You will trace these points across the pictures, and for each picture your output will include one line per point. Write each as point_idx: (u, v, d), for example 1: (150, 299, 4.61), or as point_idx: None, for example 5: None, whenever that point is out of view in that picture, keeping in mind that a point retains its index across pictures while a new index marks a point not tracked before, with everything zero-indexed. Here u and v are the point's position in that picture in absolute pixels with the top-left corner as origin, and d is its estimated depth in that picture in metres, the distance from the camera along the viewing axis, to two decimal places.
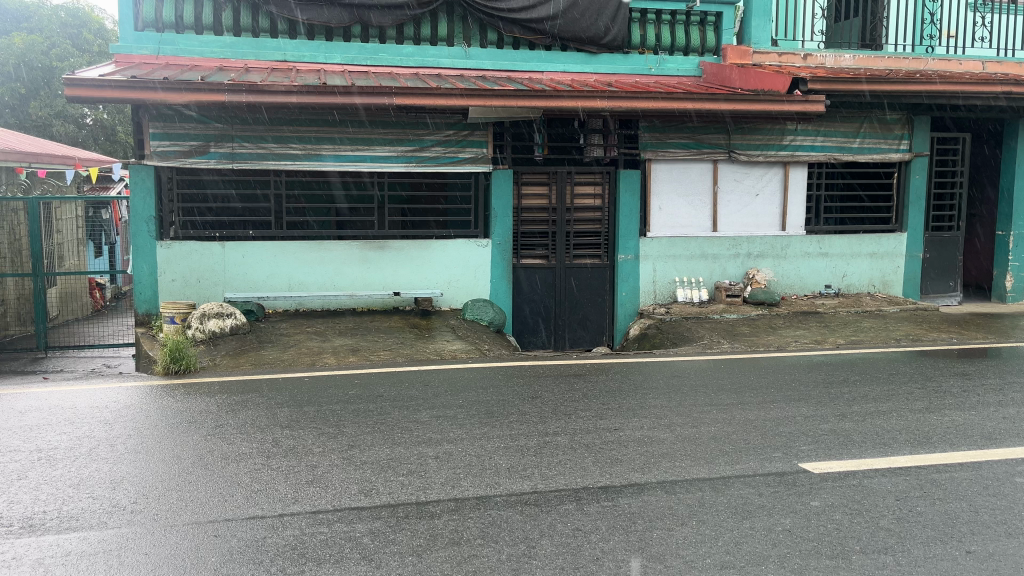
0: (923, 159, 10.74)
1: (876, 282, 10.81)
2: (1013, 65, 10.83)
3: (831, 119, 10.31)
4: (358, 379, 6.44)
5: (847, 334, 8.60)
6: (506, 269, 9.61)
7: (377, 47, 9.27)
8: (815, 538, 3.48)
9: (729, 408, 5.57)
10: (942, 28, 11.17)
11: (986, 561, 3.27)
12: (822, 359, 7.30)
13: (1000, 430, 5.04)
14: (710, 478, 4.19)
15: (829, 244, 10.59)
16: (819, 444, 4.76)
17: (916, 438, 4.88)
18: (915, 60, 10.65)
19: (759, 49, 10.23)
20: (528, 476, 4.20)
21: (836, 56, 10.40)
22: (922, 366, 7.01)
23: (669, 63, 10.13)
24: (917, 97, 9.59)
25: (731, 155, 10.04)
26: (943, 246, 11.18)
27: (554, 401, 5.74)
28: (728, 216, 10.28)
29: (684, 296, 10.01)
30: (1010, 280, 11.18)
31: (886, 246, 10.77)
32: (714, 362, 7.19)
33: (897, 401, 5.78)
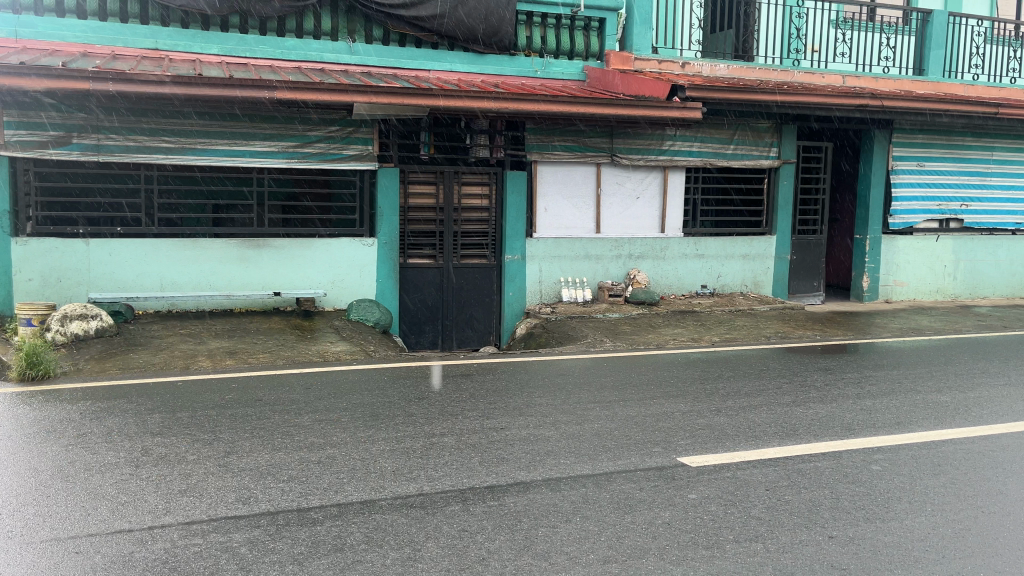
0: (790, 166, 11.34)
1: (748, 282, 11.36)
2: (869, 79, 11.62)
3: (706, 126, 10.71)
4: (237, 382, 6.20)
5: (721, 332, 8.97)
6: (392, 269, 9.49)
7: (257, 39, 8.96)
8: (692, 529, 3.61)
9: (612, 404, 5.71)
10: (807, 43, 11.86)
11: (847, 545, 3.48)
12: (699, 356, 7.59)
13: (859, 421, 5.39)
14: (593, 475, 4.27)
15: (704, 246, 11.04)
16: (697, 438, 4.94)
17: (785, 431, 5.13)
18: (784, 72, 11.25)
19: (640, 56, 10.52)
20: (414, 479, 4.15)
21: (712, 65, 10.89)
22: (788, 362, 7.40)
23: (554, 66, 10.28)
24: (785, 107, 10.14)
25: (614, 159, 10.30)
26: (808, 248, 11.87)
27: (441, 402, 5.70)
28: (610, 218, 10.53)
29: (569, 295, 10.21)
30: (866, 281, 11.97)
31: (757, 248, 11.34)
32: (597, 360, 7.35)
33: (767, 395, 6.08)
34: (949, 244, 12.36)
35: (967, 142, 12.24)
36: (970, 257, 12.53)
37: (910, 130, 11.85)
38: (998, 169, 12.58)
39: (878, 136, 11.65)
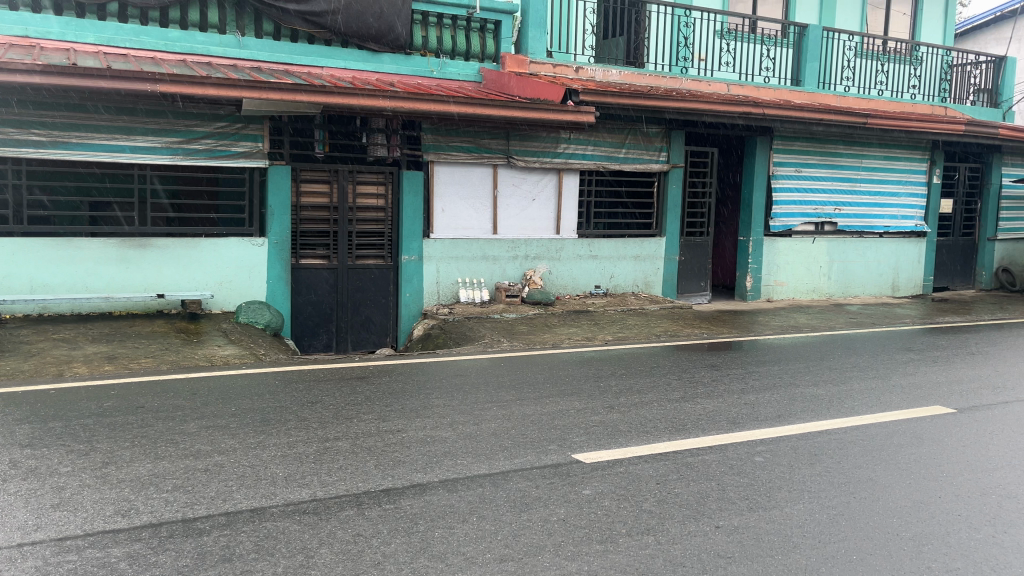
0: (679, 170, 11.70)
1: (640, 282, 11.69)
2: (752, 88, 12.17)
3: (599, 129, 10.94)
4: (117, 389, 5.88)
5: (614, 331, 9.20)
6: (284, 270, 9.25)
7: (138, 29, 8.55)
8: (586, 525, 3.67)
9: (509, 404, 5.75)
10: (694, 52, 12.32)
11: (732, 534, 3.63)
12: (593, 355, 7.75)
13: (743, 415, 5.64)
14: (490, 474, 4.29)
15: (598, 248, 11.28)
16: (591, 435, 5.04)
17: (675, 426, 5.31)
18: (672, 79, 11.62)
19: (535, 59, 10.61)
20: (307, 485, 4.06)
21: (604, 70, 11.12)
22: (678, 359, 7.66)
23: (450, 67, 10.26)
24: (675, 113, 10.48)
25: (510, 160, 10.38)
26: (695, 250, 12.34)
27: (335, 405, 5.60)
28: (507, 219, 10.61)
29: (466, 296, 10.18)
30: (749, 281, 12.52)
31: (648, 249, 11.67)
32: (494, 360, 7.39)
33: (658, 392, 6.27)
34: (824, 245, 13.10)
35: (840, 150, 12.91)
36: (843, 258, 13.32)
37: (789, 137, 12.41)
38: (867, 176, 13.32)
39: (760, 143, 12.18)
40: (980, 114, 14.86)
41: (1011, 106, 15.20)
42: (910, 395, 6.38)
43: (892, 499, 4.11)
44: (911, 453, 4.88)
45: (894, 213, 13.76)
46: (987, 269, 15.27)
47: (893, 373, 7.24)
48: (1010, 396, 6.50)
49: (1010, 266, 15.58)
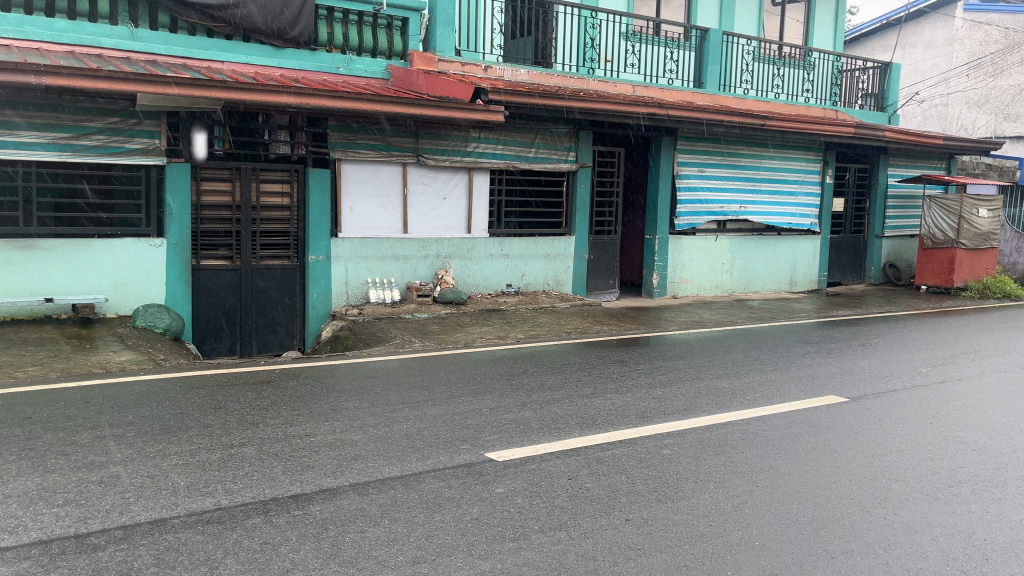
0: (587, 170, 11.88)
1: (550, 281, 11.80)
2: (656, 90, 12.48)
3: (509, 129, 10.98)
4: (2, 399, 5.53)
5: (526, 329, 9.26)
6: (183, 271, 8.92)
7: (21, 18, 8.09)
8: (499, 523, 3.68)
9: (421, 404, 5.71)
10: (600, 53, 12.54)
11: (642, 526, 3.70)
12: (505, 353, 7.77)
13: (651, 409, 5.77)
14: (401, 476, 4.24)
15: (509, 246, 11.34)
16: (503, 433, 5.05)
17: (585, 422, 5.37)
18: (580, 80, 11.79)
19: (443, 57, 10.60)
20: (210, 493, 3.92)
21: (513, 70, 11.19)
22: (588, 356, 7.77)
23: (356, 64, 10.12)
24: (583, 113, 10.63)
25: (419, 159, 10.30)
26: (604, 248, 12.56)
27: (240, 411, 5.42)
28: (417, 218, 10.52)
29: (376, 296, 10.06)
30: (656, 278, 12.82)
31: (558, 248, 11.80)
32: (406, 360, 7.33)
33: (569, 388, 6.35)
34: (726, 243, 13.55)
35: (740, 151, 13.38)
36: (743, 255, 13.82)
37: (693, 138, 12.76)
38: (766, 175, 13.85)
39: (664, 144, 12.48)
40: (868, 117, 15.66)
41: (895, 110, 16.08)
42: (807, 386, 6.67)
43: (792, 485, 4.28)
44: (809, 441, 5.09)
45: (791, 212, 14.35)
46: (875, 265, 16.10)
47: (791, 365, 7.55)
48: (897, 384, 6.88)
49: (896, 262, 16.49)
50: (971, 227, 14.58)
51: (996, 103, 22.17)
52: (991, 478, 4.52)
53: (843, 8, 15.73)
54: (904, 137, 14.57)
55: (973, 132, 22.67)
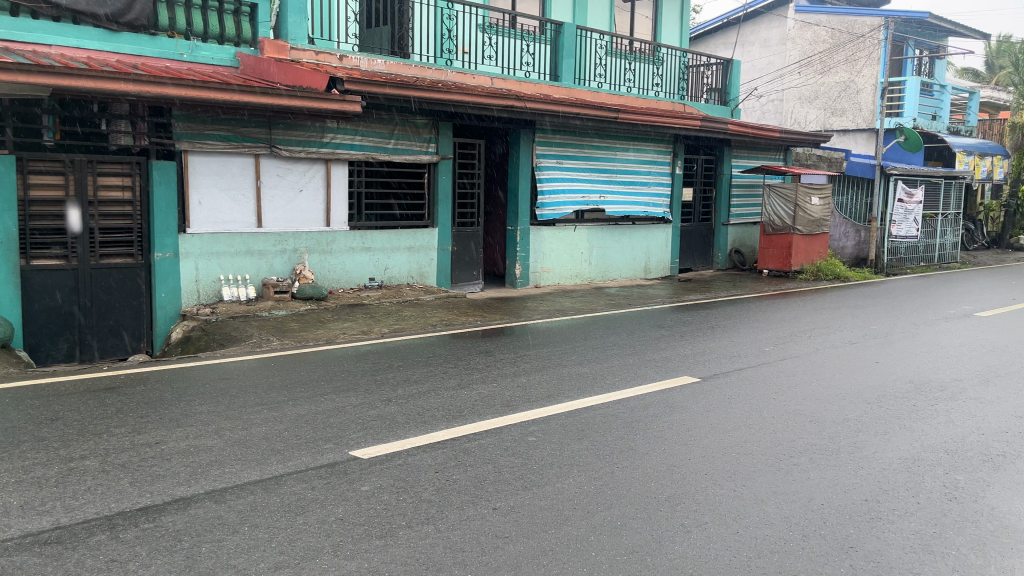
0: (448, 161, 11.85)
1: (414, 273, 11.71)
2: (514, 82, 12.62)
3: (366, 119, 10.78)
4: None
5: (390, 323, 9.15)
6: (11, 273, 8.19)
7: None
8: (365, 522, 3.61)
9: (281, 405, 5.51)
10: (458, 44, 12.51)
11: (508, 514, 3.74)
12: (369, 348, 7.64)
13: (516, 397, 5.85)
14: (261, 480, 4.09)
15: (370, 239, 11.14)
16: (368, 430, 4.97)
17: (451, 413, 5.37)
18: (438, 71, 11.74)
19: (295, 45, 10.27)
20: (48, 512, 3.62)
21: (369, 59, 10.98)
22: (453, 347, 7.77)
23: (201, 50, 9.59)
24: (442, 105, 10.59)
25: (273, 150, 9.94)
26: (467, 240, 12.60)
27: (80, 421, 5.04)
28: (272, 211, 10.15)
29: (229, 295, 9.64)
30: (519, 269, 12.99)
31: (421, 240, 11.72)
32: (265, 360, 7.06)
33: (434, 381, 6.34)
34: (584, 233, 13.91)
35: (596, 143, 13.75)
36: (601, 244, 14.24)
37: (550, 130, 13.00)
38: (621, 167, 14.32)
39: (523, 136, 12.65)
40: (712, 111, 16.51)
41: (737, 104, 17.03)
42: (663, 368, 6.97)
43: (650, 464, 4.46)
44: (666, 421, 5.31)
45: (645, 202, 14.92)
46: (722, 251, 17.02)
47: (648, 349, 7.86)
48: (743, 363, 7.31)
49: (741, 248, 17.49)
50: (806, 215, 15.67)
51: (824, 99, 23.80)
52: (828, 446, 4.88)
53: (688, 6, 16.48)
54: (745, 131, 15.48)
55: (805, 126, 24.34)
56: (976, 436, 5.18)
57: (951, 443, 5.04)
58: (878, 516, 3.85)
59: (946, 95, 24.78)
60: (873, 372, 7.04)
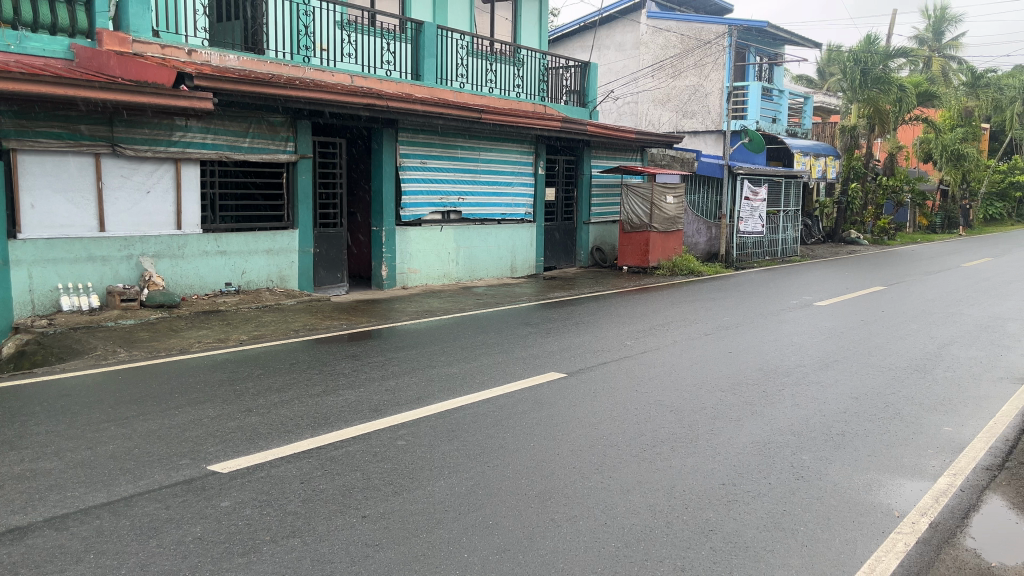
0: (308, 161, 11.48)
1: (274, 277, 11.30)
2: (374, 81, 12.42)
3: (218, 117, 10.29)
4: None
5: (249, 329, 8.78)
6: None
7: None
8: (225, 539, 3.44)
9: (129, 421, 5.16)
10: (316, 41, 12.20)
11: (378, 521, 3.66)
12: (226, 357, 7.29)
13: (384, 401, 5.74)
14: (109, 503, 3.80)
15: (226, 242, 10.66)
16: (228, 443, 4.73)
17: (317, 421, 5.21)
18: (295, 68, 11.38)
19: (138, 37, 9.66)
20: None
21: (220, 55, 10.49)
22: (317, 353, 7.54)
23: (30, 41, 8.83)
24: (299, 103, 10.28)
25: (115, 149, 9.32)
26: (329, 241, 12.29)
27: None
28: (116, 214, 9.51)
29: (69, 305, 8.94)
30: (384, 270, 12.79)
31: (281, 242, 11.32)
32: (112, 373, 6.59)
33: (297, 388, 6.12)
34: (450, 233, 13.87)
35: (459, 143, 13.75)
36: (467, 244, 14.26)
37: (413, 130, 12.89)
38: (484, 167, 14.40)
39: (386, 135, 12.46)
40: (572, 112, 16.90)
41: (595, 106, 17.50)
42: (530, 365, 7.06)
43: (520, 462, 4.50)
44: (534, 418, 5.37)
45: (508, 202, 15.09)
46: (585, 249, 17.47)
47: (515, 347, 7.94)
48: (607, 357, 7.52)
49: (602, 246, 18.02)
50: (661, 213, 16.33)
51: (676, 102, 24.79)
52: (687, 434, 5.10)
53: (546, 9, 16.80)
54: (603, 132, 15.98)
55: (658, 127, 25.28)
56: (818, 417, 5.56)
57: (797, 425, 5.39)
58: (735, 498, 4.05)
59: (784, 99, 26.52)
60: (727, 361, 7.42)
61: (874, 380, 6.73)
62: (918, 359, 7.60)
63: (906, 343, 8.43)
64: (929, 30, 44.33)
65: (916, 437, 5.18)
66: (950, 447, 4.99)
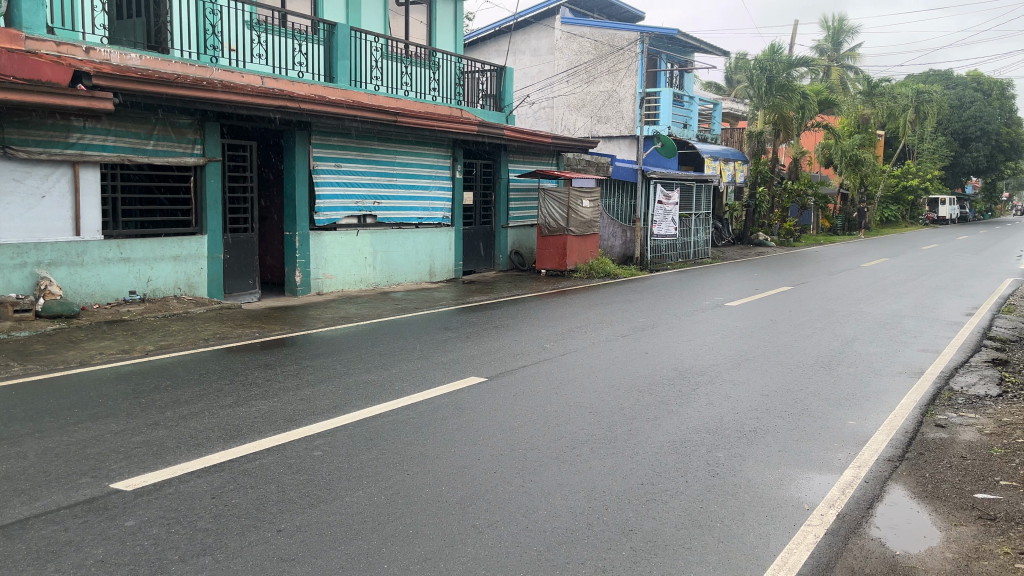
0: (217, 164, 11.12)
1: (181, 284, 10.90)
2: (286, 82, 12.13)
3: (119, 118, 9.86)
4: None
5: (155, 339, 8.43)
6: None
7: None
8: (131, 561, 3.27)
9: (23, 439, 4.86)
10: (224, 41, 11.83)
11: (294, 535, 3.55)
12: (131, 369, 6.97)
13: (299, 411, 5.60)
14: (2, 527, 3.57)
15: (129, 249, 10.22)
16: (133, 459, 4.51)
17: (228, 434, 5.03)
18: (202, 68, 10.98)
19: (31, 34, 9.14)
20: None
21: (121, 53, 10.05)
22: (229, 362, 7.30)
23: None
24: (207, 104, 9.95)
25: (6, 151, 8.82)
26: (240, 247, 11.94)
27: None
28: (8, 220, 9.00)
29: None
30: (299, 276, 12.50)
31: (188, 248, 10.93)
32: (4, 388, 6.21)
33: (207, 400, 5.90)
34: (367, 237, 13.68)
35: (374, 146, 13.57)
36: (384, 248, 14.08)
37: (327, 132, 12.64)
38: (401, 171, 14.26)
39: (299, 138, 12.19)
40: (488, 116, 16.92)
41: (511, 110, 17.55)
42: (450, 370, 7.01)
43: (440, 468, 4.45)
44: (454, 423, 5.33)
45: (425, 206, 14.98)
46: (503, 253, 17.51)
47: (434, 352, 7.87)
48: (526, 360, 7.54)
49: (520, 249, 18.09)
50: (578, 217, 16.52)
51: (591, 107, 25.27)
52: (605, 435, 5.15)
53: (461, 14, 16.80)
54: (520, 136, 16.05)
55: (573, 132, 25.70)
56: (731, 415, 5.71)
57: (712, 423, 5.52)
58: (654, 497, 4.11)
59: (694, 105, 27.26)
60: (643, 362, 7.55)
61: (782, 377, 6.96)
62: (823, 356, 7.90)
63: (812, 341, 8.76)
64: (827, 40, 46.34)
65: (822, 431, 5.38)
66: (854, 440, 5.20)
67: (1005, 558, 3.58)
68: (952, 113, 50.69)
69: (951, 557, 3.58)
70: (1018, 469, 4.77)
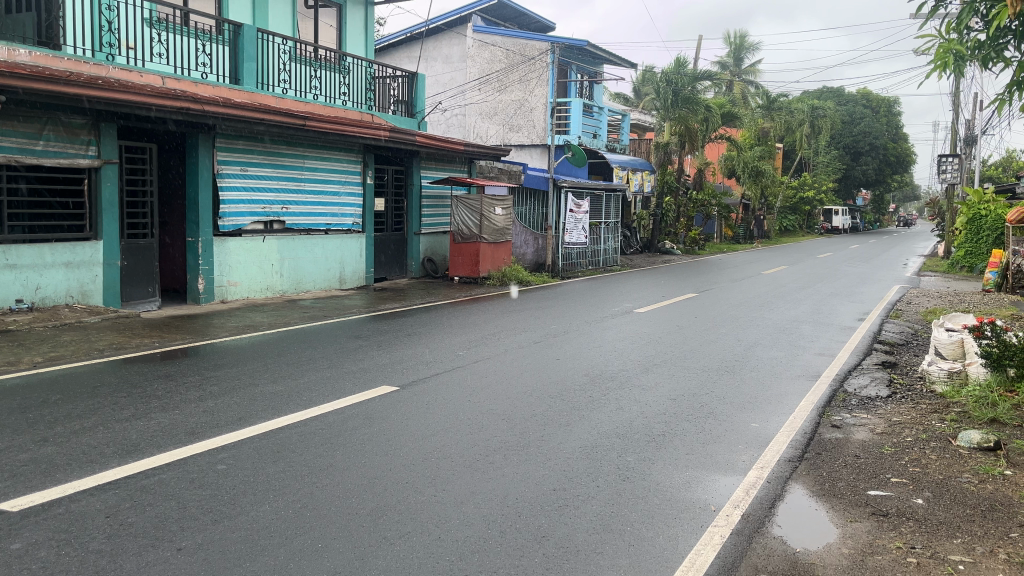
0: (113, 167, 10.62)
1: (74, 292, 10.35)
2: (188, 83, 11.71)
3: (6, 116, 9.30)
4: None
5: (44, 351, 7.96)
6: None
7: None
8: None
9: None
10: (121, 38, 11.34)
11: (195, 553, 3.41)
12: (18, 382, 6.57)
13: (202, 423, 5.39)
14: None
15: (16, 255, 9.65)
16: (18, 478, 4.24)
17: (125, 449, 4.79)
18: (97, 66, 10.49)
19: None
20: None
21: (8, 49, 9.49)
22: (126, 374, 6.97)
23: None
24: (103, 103, 9.51)
25: None
26: (139, 253, 11.45)
27: None
28: None
29: None
30: (201, 283, 12.05)
31: (81, 255, 10.39)
32: None
33: (102, 413, 5.61)
34: (273, 243, 13.32)
35: (281, 150, 13.25)
36: (292, 255, 13.75)
37: (231, 136, 12.27)
38: (309, 176, 13.97)
39: (202, 141, 11.80)
40: (400, 122, 16.78)
41: (423, 117, 17.45)
42: (360, 379, 6.89)
43: (350, 480, 4.35)
44: (365, 434, 5.23)
45: (335, 212, 14.72)
46: (415, 260, 17.36)
47: (344, 361, 7.73)
48: (437, 368, 7.48)
49: (432, 256, 17.99)
50: (489, 224, 16.54)
51: (502, 116, 25.43)
52: (518, 442, 5.16)
53: (372, 18, 16.61)
54: (432, 142, 15.98)
55: (486, 139, 25.74)
56: (640, 420, 5.82)
57: (622, 427, 5.60)
58: (565, 503, 4.14)
59: (604, 116, 27.76)
60: (555, 369, 7.61)
61: (689, 382, 7.14)
62: (727, 361, 8.16)
63: (716, 346, 9.02)
64: (730, 56, 48.09)
65: (728, 434, 5.53)
66: (756, 442, 5.38)
67: (897, 552, 3.76)
68: (845, 128, 53.29)
69: (847, 552, 3.74)
70: (908, 467, 5.03)
